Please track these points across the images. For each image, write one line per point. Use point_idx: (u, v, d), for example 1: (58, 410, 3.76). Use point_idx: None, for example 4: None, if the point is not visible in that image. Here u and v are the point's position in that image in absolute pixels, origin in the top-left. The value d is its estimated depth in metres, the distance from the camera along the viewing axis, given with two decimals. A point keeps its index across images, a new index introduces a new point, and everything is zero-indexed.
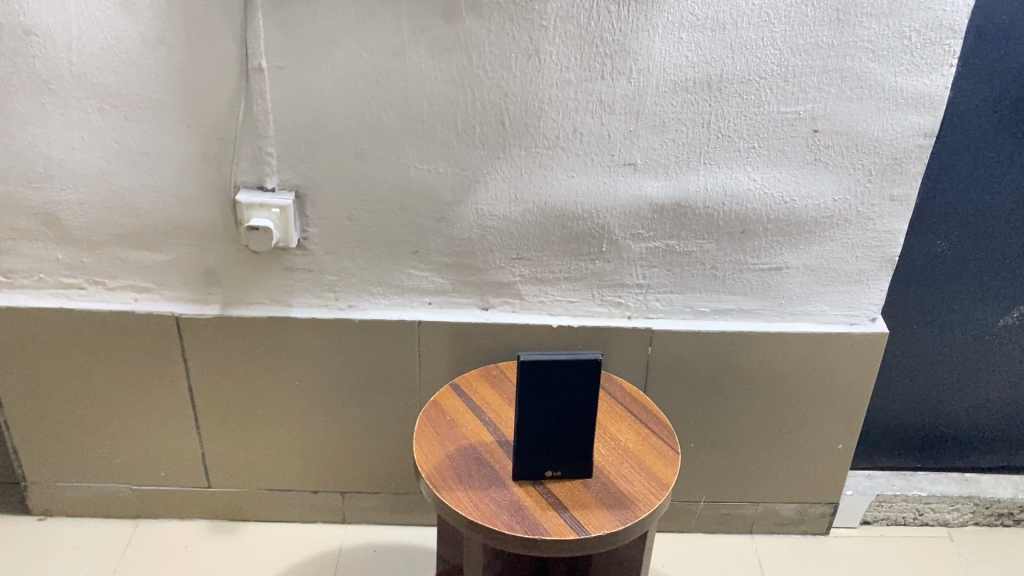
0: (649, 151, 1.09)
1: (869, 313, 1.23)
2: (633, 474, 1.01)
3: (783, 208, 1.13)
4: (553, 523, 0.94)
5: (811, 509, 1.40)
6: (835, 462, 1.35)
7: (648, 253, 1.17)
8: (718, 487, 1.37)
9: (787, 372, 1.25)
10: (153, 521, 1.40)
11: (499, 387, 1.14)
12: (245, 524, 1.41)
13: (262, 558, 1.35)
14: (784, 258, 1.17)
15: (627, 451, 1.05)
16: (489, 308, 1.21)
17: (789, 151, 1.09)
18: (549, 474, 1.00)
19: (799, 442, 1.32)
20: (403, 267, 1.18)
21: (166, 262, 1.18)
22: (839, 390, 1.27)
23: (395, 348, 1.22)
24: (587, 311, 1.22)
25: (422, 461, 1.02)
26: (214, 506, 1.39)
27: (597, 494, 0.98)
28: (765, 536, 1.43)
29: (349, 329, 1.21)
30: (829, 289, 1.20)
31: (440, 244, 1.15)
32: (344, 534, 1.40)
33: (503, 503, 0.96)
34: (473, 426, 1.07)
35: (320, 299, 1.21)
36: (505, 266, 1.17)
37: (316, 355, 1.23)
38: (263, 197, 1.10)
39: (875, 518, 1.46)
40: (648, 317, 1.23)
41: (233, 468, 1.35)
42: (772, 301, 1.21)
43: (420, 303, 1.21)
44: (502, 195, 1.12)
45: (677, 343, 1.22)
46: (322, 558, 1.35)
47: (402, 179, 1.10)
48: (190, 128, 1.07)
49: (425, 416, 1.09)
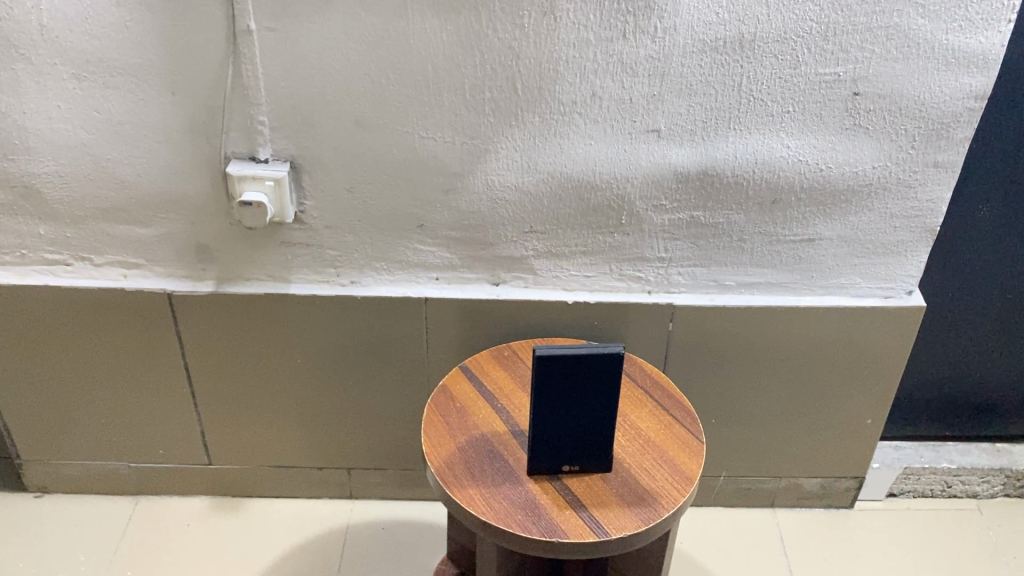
0: (673, 116, 1.00)
1: (905, 286, 1.15)
2: (655, 467, 0.96)
3: (817, 175, 1.04)
4: (571, 524, 0.89)
5: (836, 483, 1.35)
6: (863, 437, 1.29)
7: (671, 225, 1.08)
8: (741, 462, 1.32)
9: (816, 346, 1.18)
10: (155, 498, 1.36)
11: (512, 369, 1.07)
12: (250, 501, 1.36)
13: (268, 537, 1.31)
14: (817, 228, 1.09)
15: (648, 441, 0.99)
16: (500, 284, 1.14)
17: (827, 116, 1.00)
18: (566, 469, 0.94)
19: (825, 416, 1.26)
20: (409, 242, 1.10)
21: (155, 238, 1.10)
22: (871, 365, 1.20)
23: (402, 326, 1.16)
24: (605, 286, 1.14)
25: (432, 455, 0.96)
26: (216, 483, 1.34)
27: (618, 490, 0.93)
28: (787, 510, 1.39)
29: (352, 306, 1.14)
30: (864, 261, 1.12)
31: (448, 217, 1.07)
32: (352, 510, 1.35)
33: (518, 501, 0.91)
34: (485, 414, 1.01)
35: (320, 275, 1.14)
36: (517, 240, 1.10)
37: (317, 331, 1.17)
38: (256, 169, 1.02)
39: (901, 490, 1.40)
40: (669, 291, 1.15)
41: (235, 445, 1.30)
42: (803, 275, 1.13)
43: (427, 279, 1.14)
44: (515, 165, 1.03)
45: (699, 319, 1.15)
46: (329, 537, 1.31)
47: (406, 149, 1.02)
48: (175, 96, 0.98)
49: (434, 403, 1.02)
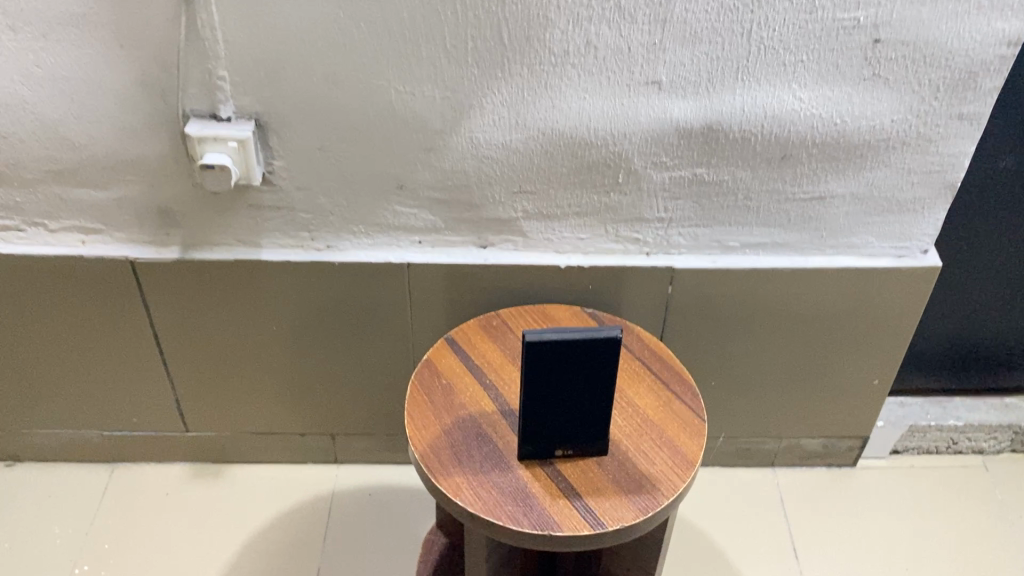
0: (676, 66, 0.90)
1: (920, 244, 1.08)
2: (654, 449, 0.90)
3: (831, 129, 0.96)
4: (565, 515, 0.83)
5: (839, 443, 1.30)
6: (869, 398, 1.23)
7: (671, 183, 1.00)
8: (741, 424, 1.26)
9: (823, 308, 1.12)
10: (132, 465, 1.30)
11: (501, 340, 1.00)
12: (230, 468, 1.31)
13: (251, 505, 1.26)
14: (829, 185, 1.01)
15: (646, 419, 0.93)
16: (487, 247, 1.06)
17: (844, 65, 0.91)
18: (559, 453, 0.88)
19: (829, 377, 1.20)
20: (388, 203, 1.02)
21: (112, 201, 1.02)
22: (880, 326, 1.14)
23: (384, 292, 1.09)
24: (600, 248, 1.06)
25: (416, 438, 0.90)
26: (195, 450, 1.29)
27: (614, 476, 0.87)
28: (787, 469, 1.35)
29: (329, 272, 1.06)
30: (877, 219, 1.05)
31: (429, 177, 0.99)
32: (337, 475, 1.30)
33: (507, 490, 0.85)
34: (473, 392, 0.94)
35: (293, 239, 1.06)
36: (505, 201, 1.01)
37: (292, 297, 1.10)
38: (218, 128, 0.93)
39: (905, 447, 1.36)
40: (668, 252, 1.07)
41: (212, 413, 1.24)
42: (812, 235, 1.06)
43: (409, 242, 1.06)
44: (502, 121, 0.94)
45: (701, 281, 1.08)
46: (314, 506, 1.26)
47: (382, 105, 0.93)
48: (124, 49, 0.88)
49: (417, 379, 0.95)
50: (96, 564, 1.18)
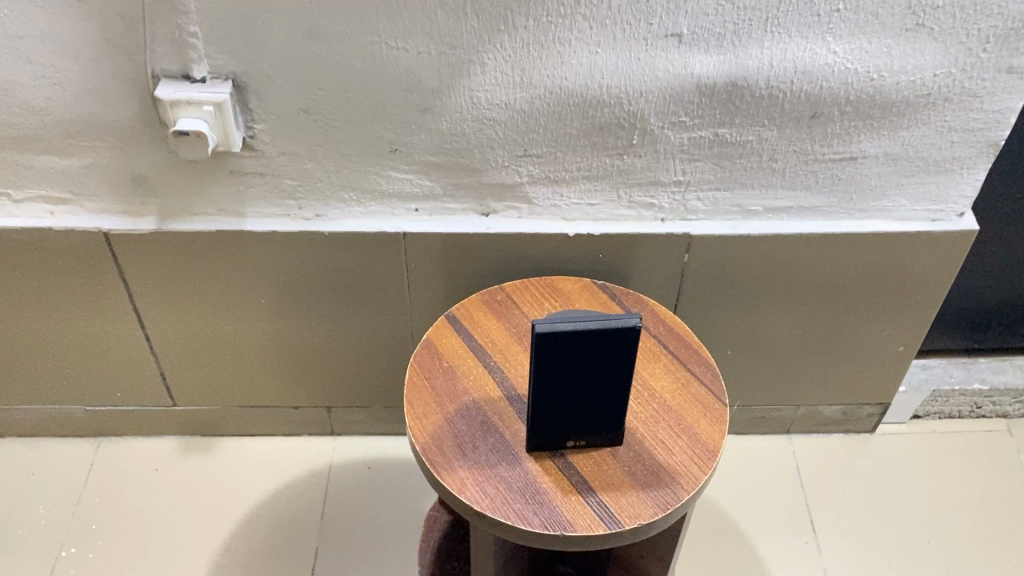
0: (698, 17, 0.81)
1: (957, 207, 1.00)
2: (672, 438, 0.83)
3: (867, 85, 0.87)
4: (579, 514, 0.77)
5: (859, 410, 1.25)
6: (892, 364, 1.17)
7: (691, 144, 0.92)
8: (757, 391, 1.20)
9: (849, 274, 1.05)
10: (118, 440, 1.24)
11: (506, 316, 0.93)
12: (221, 442, 1.25)
13: (244, 480, 1.21)
14: (862, 145, 0.93)
15: (663, 404, 0.86)
16: (490, 214, 0.98)
17: (885, 15, 0.81)
18: (571, 444, 0.82)
19: (852, 344, 1.14)
20: (381, 169, 0.93)
21: (80, 168, 0.93)
22: (909, 292, 1.07)
23: (379, 262, 1.01)
24: (611, 214, 0.99)
25: (416, 428, 0.83)
26: (184, 423, 1.23)
27: (630, 468, 0.81)
28: (803, 436, 1.29)
29: (319, 242, 0.99)
30: (912, 181, 0.96)
31: (426, 141, 0.90)
32: (333, 448, 1.24)
33: (516, 485, 0.79)
34: (476, 375, 0.88)
35: (279, 207, 0.97)
36: (509, 165, 0.93)
37: (281, 268, 1.02)
38: (191, 91, 0.84)
39: (927, 412, 1.30)
40: (685, 218, 1.00)
41: (200, 386, 1.17)
42: (841, 198, 0.98)
43: (405, 210, 0.98)
44: (505, 79, 0.85)
45: (719, 248, 1.00)
46: (310, 481, 1.20)
47: (372, 63, 0.84)
48: (81, 3, 0.79)
49: (416, 361, 0.89)
50: (83, 546, 1.12)
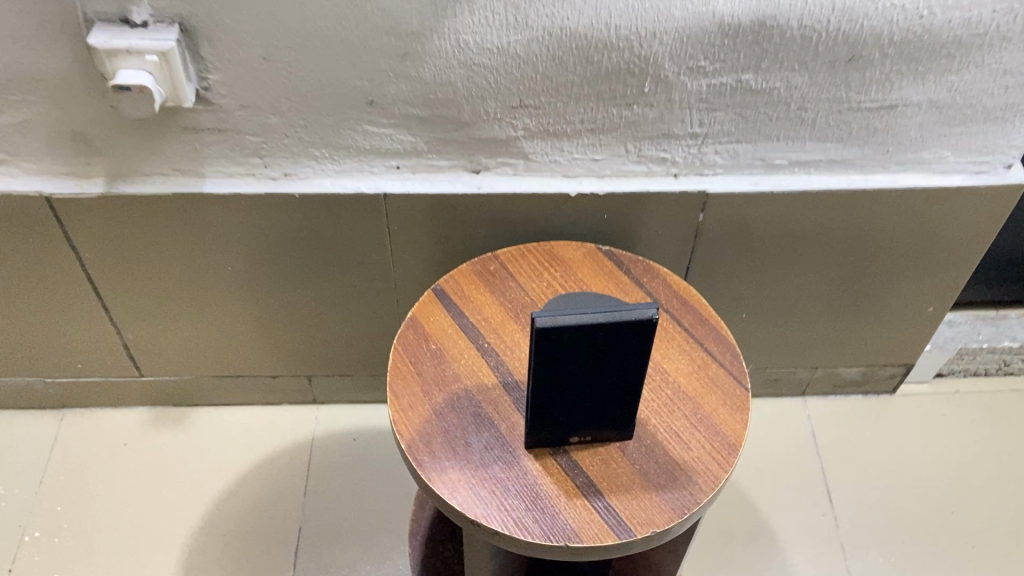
0: None
1: (1004, 158, 0.89)
2: (687, 430, 0.74)
3: (915, 23, 0.75)
4: (584, 521, 0.69)
5: (880, 371, 1.16)
6: (920, 324, 1.08)
7: (709, 92, 0.80)
8: (772, 354, 1.12)
9: (879, 232, 0.94)
10: (84, 411, 1.15)
11: (500, 288, 0.83)
12: (195, 412, 1.16)
13: (221, 454, 1.12)
14: (903, 92, 0.81)
15: (676, 390, 0.77)
16: (481, 171, 0.87)
17: None
18: (574, 440, 0.73)
19: (877, 304, 1.05)
20: (357, 123, 0.82)
21: (11, 125, 0.81)
22: (944, 250, 0.97)
23: (358, 225, 0.91)
24: (617, 170, 0.88)
25: (401, 423, 0.74)
26: (154, 393, 1.14)
27: (641, 466, 0.72)
28: (819, 398, 1.21)
29: (290, 204, 0.88)
30: (957, 130, 0.85)
31: (406, 91, 0.79)
32: (316, 417, 1.16)
33: (514, 487, 0.71)
34: (467, 359, 0.78)
35: (243, 166, 0.86)
36: (502, 118, 0.82)
37: (248, 232, 0.91)
38: (131, 38, 0.72)
39: (951, 371, 1.22)
40: (701, 173, 0.89)
41: (168, 356, 1.08)
42: (875, 149, 0.87)
43: (385, 167, 0.87)
44: (496, 20, 0.73)
45: (738, 206, 0.90)
46: (291, 453, 1.12)
47: (341, 2, 0.71)
48: None
49: (400, 343, 0.79)
50: (48, 529, 1.05)
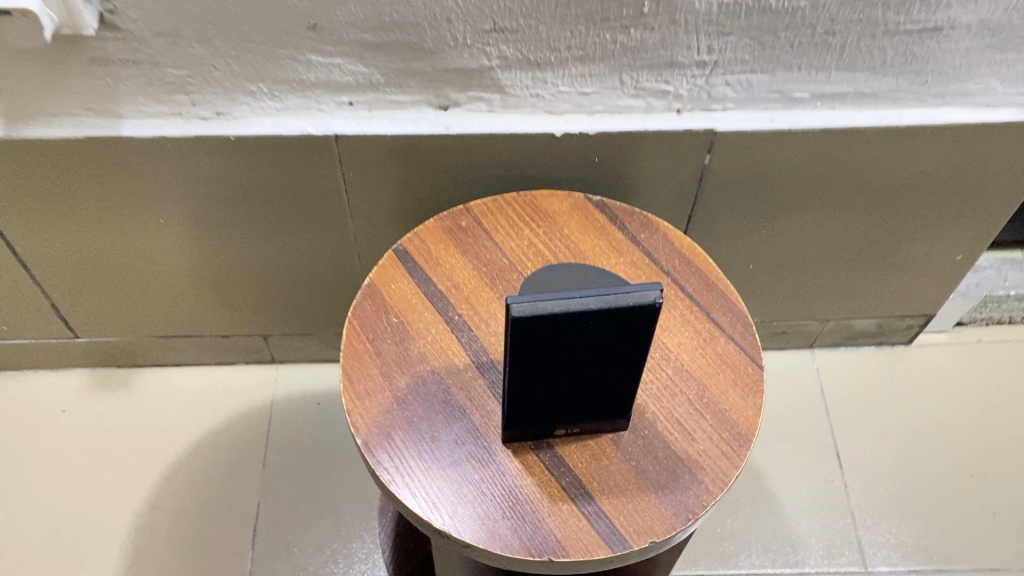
0: None
1: None
2: (691, 418, 0.64)
3: None
4: (572, 530, 0.59)
5: (896, 322, 1.06)
6: (945, 273, 0.97)
7: (722, 12, 0.66)
8: (779, 304, 1.02)
9: (909, 175, 0.82)
10: (17, 373, 1.04)
11: (474, 248, 0.71)
12: (141, 374, 1.05)
13: (169, 421, 1.01)
14: (953, 11, 0.68)
15: (678, 369, 0.66)
16: (450, 109, 0.74)
17: None
18: (560, 433, 0.62)
19: (900, 251, 0.93)
20: (299, 52, 0.68)
21: None
22: (980, 193, 0.85)
23: (310, 172, 0.78)
24: (611, 106, 0.75)
25: (357, 414, 0.63)
26: (93, 354, 1.02)
27: (638, 462, 0.62)
28: (828, 351, 1.11)
29: (227, 148, 0.75)
30: (1010, 55, 0.72)
31: (355, 14, 0.65)
32: (276, 379, 1.05)
33: (488, 489, 0.60)
34: (435, 334, 0.67)
35: (168, 105, 0.73)
36: (474, 44, 0.68)
37: (183, 179, 0.79)
38: None
39: (972, 319, 1.11)
40: (708, 108, 0.76)
41: (105, 315, 0.96)
42: (912, 79, 0.74)
43: (337, 104, 0.74)
44: None
45: (750, 146, 0.77)
46: (249, 420, 1.02)
47: None
48: None
49: (357, 316, 0.67)
50: None
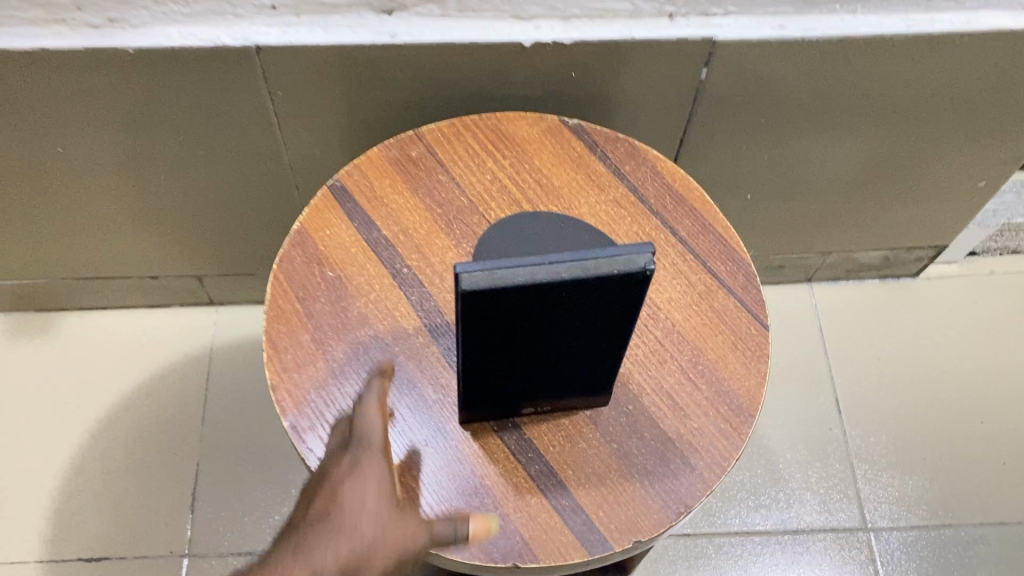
0: None
1: None
2: (684, 390, 0.54)
3: None
4: (542, 530, 0.49)
5: (904, 254, 0.96)
6: (963, 201, 0.87)
7: None
8: (778, 235, 0.91)
9: (935, 92, 0.71)
10: None
11: (426, 184, 0.60)
12: (63, 318, 0.93)
13: (96, 371, 0.91)
14: None
15: (669, 330, 0.56)
16: (396, 14, 0.61)
17: None
18: (529, 411, 0.52)
19: (915, 178, 0.83)
20: None
21: None
22: (1013, 113, 0.74)
23: (232, 90, 0.65)
24: (591, 10, 0.62)
25: (284, 390, 0.52)
26: (6, 297, 0.91)
27: (621, 444, 0.52)
28: (828, 284, 1.01)
29: (128, 63, 0.62)
30: None
31: None
32: (216, 322, 0.94)
33: (440, 480, 0.50)
34: (379, 291, 0.55)
35: (48, 11, 0.59)
36: None
37: (80, 100, 0.66)
38: None
39: (985, 248, 1.02)
40: (707, 13, 0.63)
41: (12, 255, 0.84)
42: None
43: (258, 9, 0.60)
44: None
45: (754, 59, 0.65)
46: (186, 369, 0.91)
47: None
48: None
49: (283, 269, 0.56)
50: None
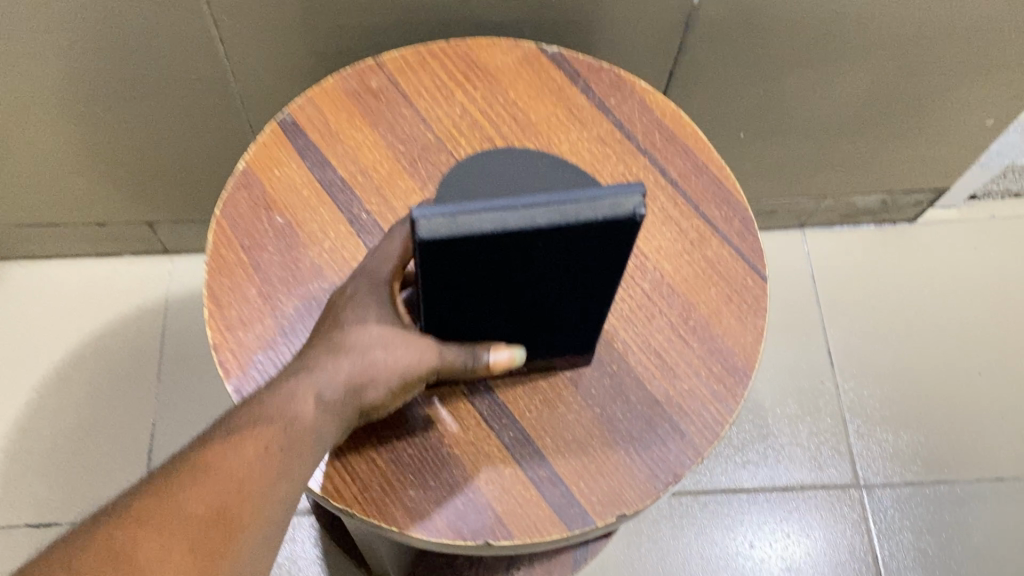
0: None
1: None
2: (674, 348, 0.49)
3: None
4: (516, 504, 0.44)
5: (903, 197, 0.91)
6: (969, 140, 0.81)
7: None
8: (771, 178, 0.85)
9: (947, 18, 0.65)
10: None
11: (389, 119, 0.54)
12: (6, 270, 0.87)
13: (43, 326, 0.85)
14: None
15: (658, 282, 0.50)
16: None
17: None
18: (503, 371, 0.47)
19: (920, 114, 0.77)
20: None
21: None
22: None
23: (170, 15, 0.58)
24: None
25: (227, 350, 0.46)
26: None
27: (604, 408, 0.47)
28: (823, 231, 0.96)
29: None
30: None
31: None
32: (172, 272, 0.88)
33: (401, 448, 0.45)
34: (335, 239, 0.50)
35: None
36: None
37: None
38: None
39: (987, 192, 0.96)
40: None
41: None
42: None
43: None
44: None
45: None
46: (140, 323, 0.85)
47: None
48: None
49: (227, 216, 0.50)
50: None
